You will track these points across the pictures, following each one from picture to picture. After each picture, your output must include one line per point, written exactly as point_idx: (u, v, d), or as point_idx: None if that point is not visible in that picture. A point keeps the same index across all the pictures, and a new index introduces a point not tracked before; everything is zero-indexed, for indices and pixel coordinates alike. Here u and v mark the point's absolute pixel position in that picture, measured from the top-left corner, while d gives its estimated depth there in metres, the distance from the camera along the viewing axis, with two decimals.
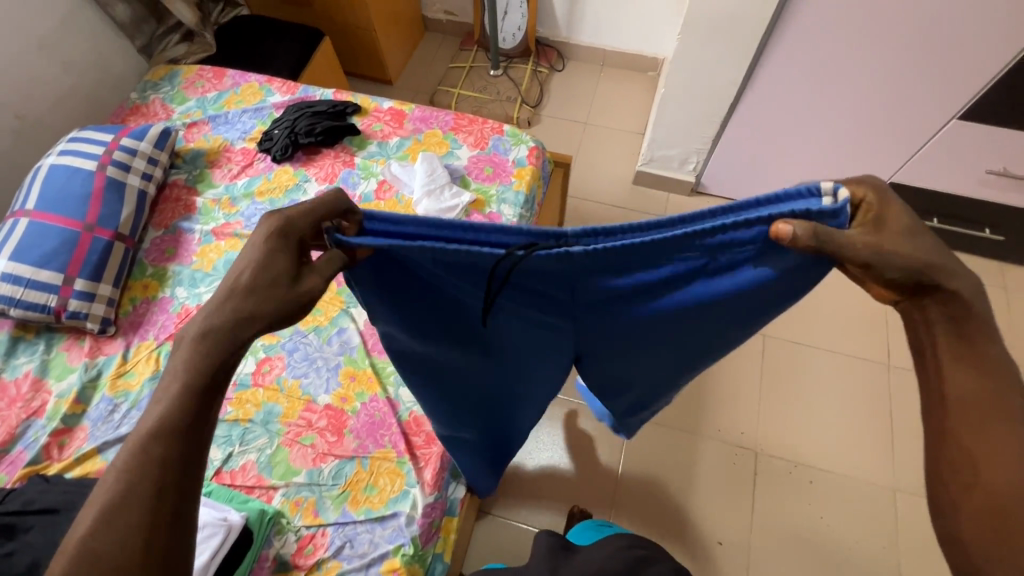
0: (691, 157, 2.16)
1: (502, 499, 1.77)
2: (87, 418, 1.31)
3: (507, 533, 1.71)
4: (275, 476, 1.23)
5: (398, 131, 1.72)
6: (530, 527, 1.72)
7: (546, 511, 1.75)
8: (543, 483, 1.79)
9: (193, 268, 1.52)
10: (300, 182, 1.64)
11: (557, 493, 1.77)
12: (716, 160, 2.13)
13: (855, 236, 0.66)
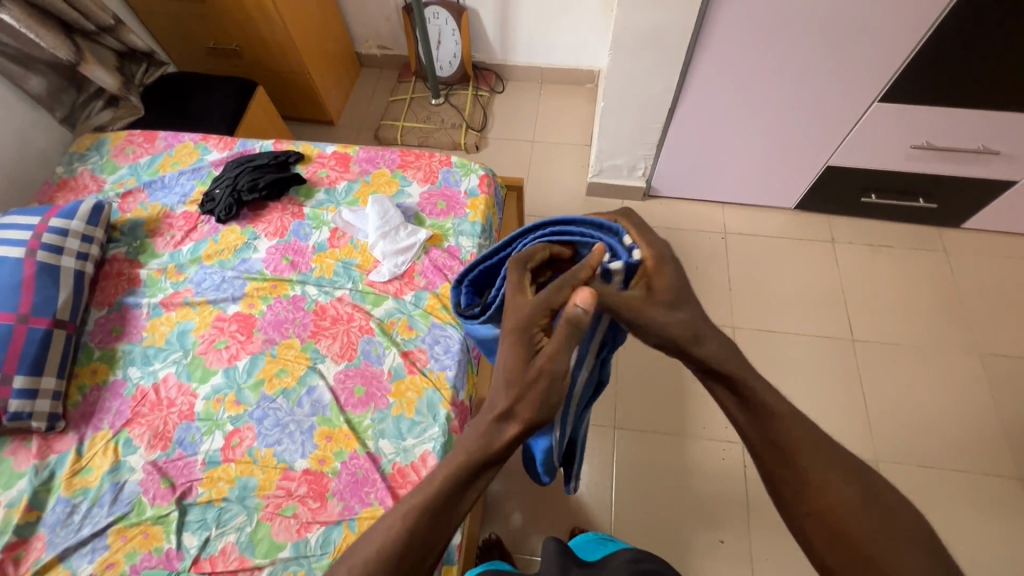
0: (638, 164, 2.21)
1: (502, 532, 1.72)
2: (43, 525, 1.21)
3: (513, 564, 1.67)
4: (258, 555, 1.16)
5: (345, 175, 1.69)
6: (535, 556, 1.68)
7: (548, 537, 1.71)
8: (541, 508, 1.75)
9: (144, 345, 1.44)
10: (249, 239, 1.58)
11: (556, 516, 1.73)
12: (663, 163, 2.19)
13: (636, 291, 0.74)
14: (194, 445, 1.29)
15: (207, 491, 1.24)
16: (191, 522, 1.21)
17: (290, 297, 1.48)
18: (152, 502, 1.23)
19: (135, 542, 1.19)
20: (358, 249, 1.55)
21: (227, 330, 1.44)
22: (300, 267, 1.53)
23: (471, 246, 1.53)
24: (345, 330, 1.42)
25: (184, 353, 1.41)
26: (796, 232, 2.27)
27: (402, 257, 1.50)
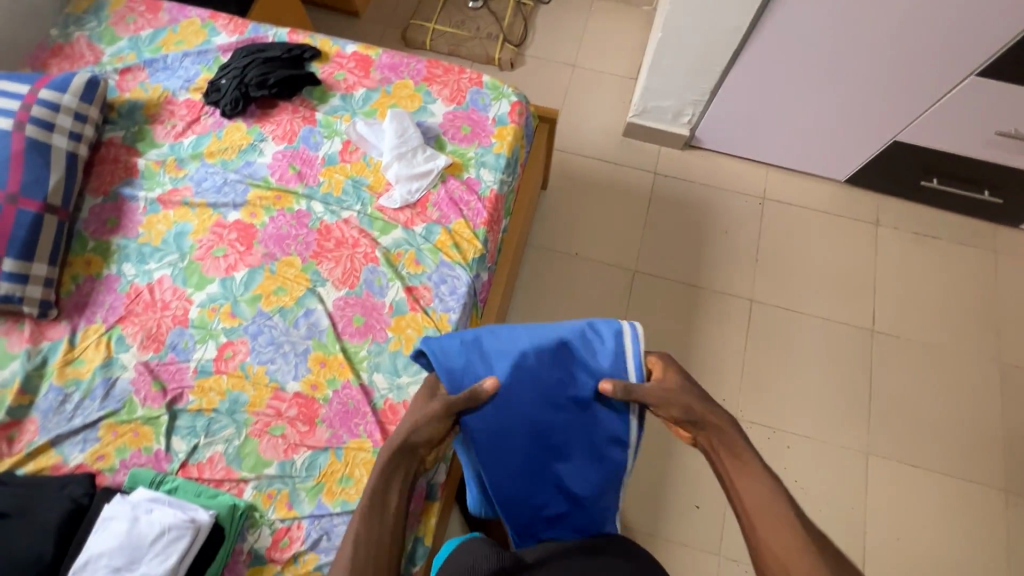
0: (686, 109, 2.01)
1: None
2: (36, 410, 1.22)
3: None
4: (245, 468, 1.18)
5: (364, 81, 1.53)
6: None
7: None
8: None
9: (140, 242, 1.37)
10: (255, 142, 1.46)
11: None
12: (714, 112, 1.98)
13: (652, 390, 0.96)
14: (187, 352, 1.27)
15: (198, 400, 1.23)
16: (181, 427, 1.21)
17: (294, 211, 1.39)
18: (143, 402, 1.23)
19: (125, 438, 1.20)
20: (372, 168, 1.42)
21: (226, 238, 1.36)
22: (307, 180, 1.42)
23: (493, 181, 1.41)
24: (349, 256, 1.34)
25: (181, 257, 1.35)
26: (841, 208, 2.11)
27: (417, 183, 1.39)
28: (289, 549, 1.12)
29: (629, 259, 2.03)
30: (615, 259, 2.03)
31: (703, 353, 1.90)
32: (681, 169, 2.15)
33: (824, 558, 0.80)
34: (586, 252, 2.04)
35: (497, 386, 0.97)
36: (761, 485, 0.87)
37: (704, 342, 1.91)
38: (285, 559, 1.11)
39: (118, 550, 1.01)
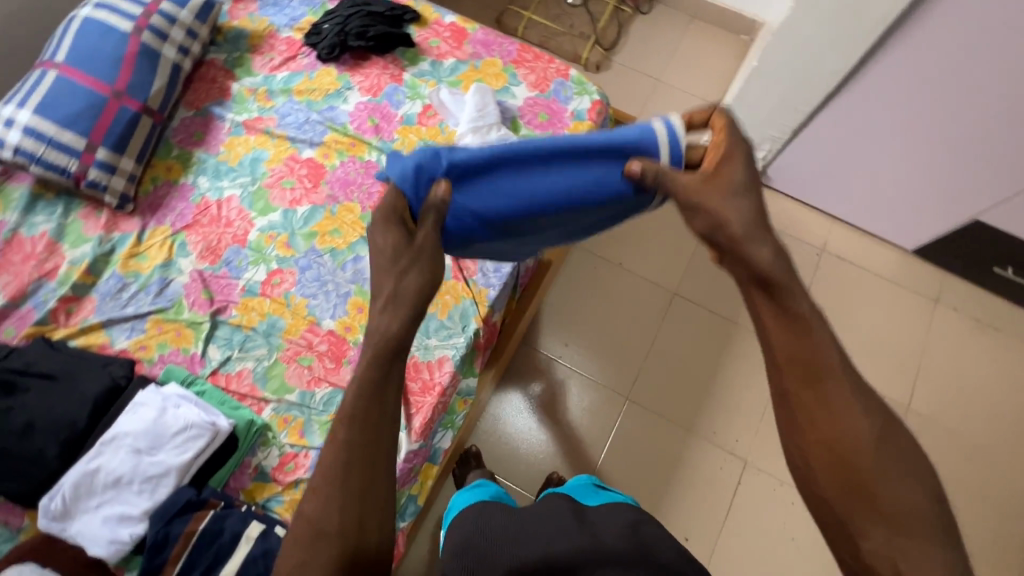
0: (762, 145, 1.96)
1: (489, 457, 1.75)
2: (96, 291, 1.31)
3: None
4: (268, 390, 1.23)
5: (456, 52, 1.57)
6: (516, 488, 1.71)
7: (531, 475, 1.73)
8: (532, 450, 1.76)
9: (218, 159, 1.44)
10: (342, 89, 1.52)
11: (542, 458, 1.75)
12: (793, 153, 1.93)
13: (687, 181, 0.76)
14: (240, 270, 1.33)
15: (240, 316, 1.29)
16: (219, 338, 1.27)
17: (363, 161, 1.44)
18: (190, 307, 1.30)
19: (168, 336, 1.27)
20: (445, 135, 1.46)
21: (297, 173, 1.42)
22: (382, 134, 1.47)
23: None
24: None
25: (252, 181, 1.42)
26: (901, 278, 2.03)
27: None
28: (292, 474, 1.16)
29: (671, 280, 2.01)
30: (658, 277, 2.01)
31: (725, 390, 1.86)
32: None
33: (887, 450, 0.66)
34: (630, 264, 2.03)
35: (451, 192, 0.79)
36: (807, 340, 0.68)
37: (729, 380, 1.88)
38: (287, 482, 1.16)
39: (144, 433, 1.07)
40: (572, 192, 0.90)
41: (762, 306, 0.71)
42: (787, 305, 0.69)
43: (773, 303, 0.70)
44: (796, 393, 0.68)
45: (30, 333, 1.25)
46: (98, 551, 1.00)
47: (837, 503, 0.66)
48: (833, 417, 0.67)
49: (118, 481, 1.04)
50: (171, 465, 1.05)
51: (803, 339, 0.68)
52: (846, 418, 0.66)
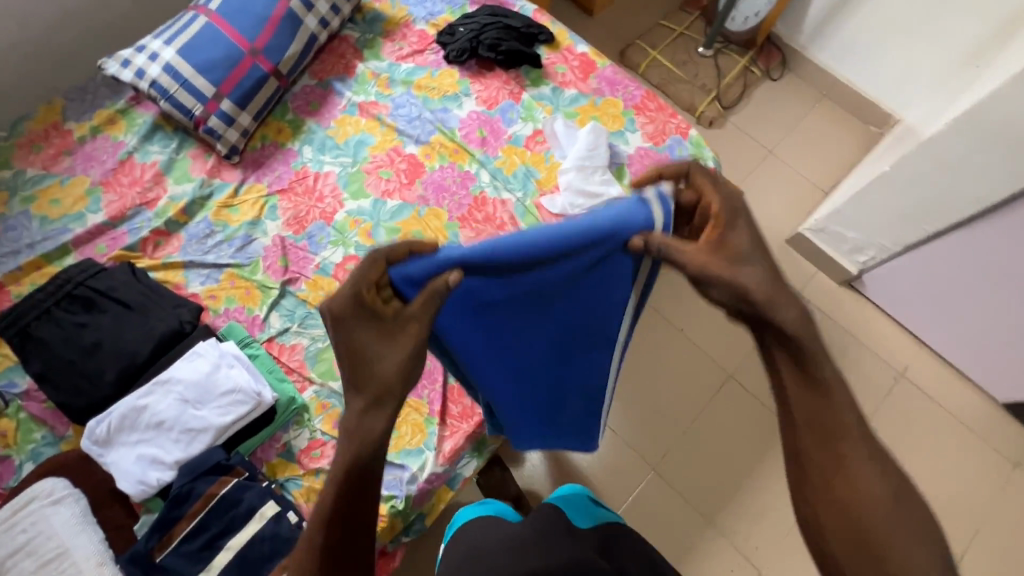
0: (867, 250, 1.85)
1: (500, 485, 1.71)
2: (185, 231, 1.36)
3: None
4: (315, 371, 1.24)
5: (579, 84, 1.53)
6: None
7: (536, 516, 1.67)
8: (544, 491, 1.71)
9: (326, 133, 1.47)
10: (460, 93, 1.52)
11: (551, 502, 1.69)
12: (900, 267, 1.79)
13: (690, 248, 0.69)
14: (318, 246, 1.35)
15: (308, 291, 1.31)
16: (282, 307, 1.30)
17: (461, 170, 1.43)
18: (265, 270, 1.33)
19: (238, 292, 1.31)
20: (548, 165, 1.43)
21: (396, 165, 1.43)
22: (487, 148, 1.46)
23: None
24: (489, 234, 1.36)
25: (352, 162, 1.44)
26: (982, 428, 1.85)
27: (583, 200, 1.37)
28: (316, 462, 1.17)
29: (730, 362, 1.91)
30: (717, 354, 1.92)
31: (758, 492, 1.75)
32: (829, 303, 1.99)
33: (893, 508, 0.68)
34: (690, 333, 1.95)
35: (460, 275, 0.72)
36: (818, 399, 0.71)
37: (765, 482, 1.77)
38: (309, 468, 1.17)
39: (194, 386, 1.10)
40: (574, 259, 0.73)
41: (782, 357, 0.72)
42: (808, 369, 0.71)
43: (795, 363, 0.72)
44: (808, 454, 0.72)
45: (118, 256, 1.31)
46: (125, 487, 1.03)
47: (852, 563, 0.68)
48: (849, 476, 0.70)
49: (161, 425, 1.07)
50: (211, 424, 1.08)
51: (816, 399, 0.71)
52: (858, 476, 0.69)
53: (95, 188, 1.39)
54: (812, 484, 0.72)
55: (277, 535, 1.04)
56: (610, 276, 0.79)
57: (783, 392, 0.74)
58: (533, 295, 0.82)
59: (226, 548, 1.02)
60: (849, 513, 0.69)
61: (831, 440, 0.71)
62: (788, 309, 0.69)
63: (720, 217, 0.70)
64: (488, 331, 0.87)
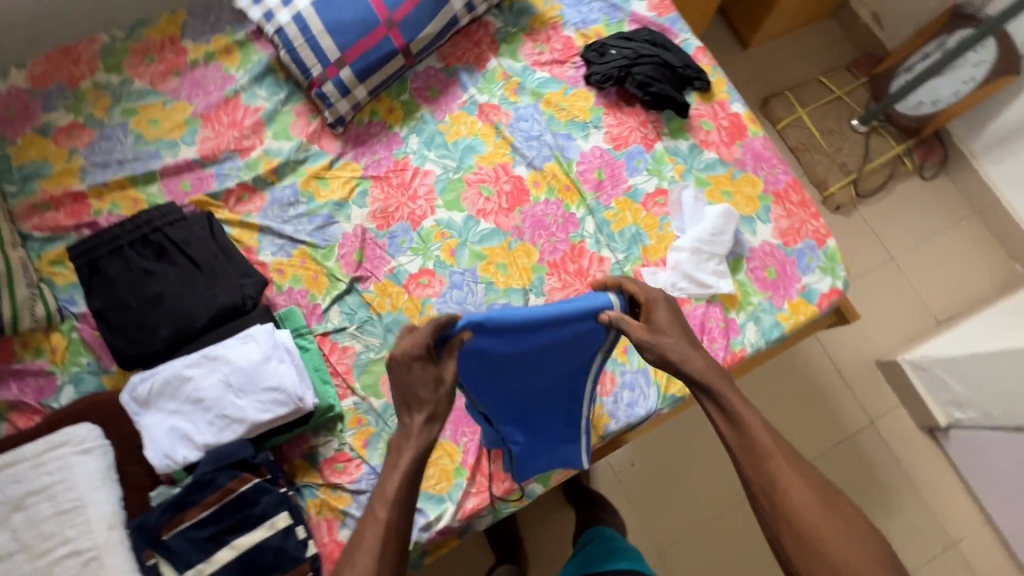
0: (966, 408, 1.67)
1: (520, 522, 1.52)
2: (270, 192, 1.30)
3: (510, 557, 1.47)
4: (361, 382, 1.19)
5: (722, 149, 1.36)
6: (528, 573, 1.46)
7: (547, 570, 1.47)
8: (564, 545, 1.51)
9: (438, 126, 1.36)
10: (590, 123, 1.37)
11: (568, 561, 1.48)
12: (990, 439, 1.65)
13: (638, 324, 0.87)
14: (398, 250, 1.27)
15: (374, 295, 1.24)
16: (345, 304, 1.23)
17: (566, 210, 1.31)
18: (338, 258, 1.26)
19: (305, 274, 1.25)
20: (661, 234, 1.29)
21: (500, 185, 1.32)
22: (600, 193, 1.32)
23: (751, 341, 1.23)
24: (576, 291, 1.25)
25: (457, 168, 1.33)
26: None
27: (688, 286, 1.24)
28: (337, 476, 1.14)
29: None
30: None
31: None
32: (899, 443, 1.82)
33: (826, 513, 0.85)
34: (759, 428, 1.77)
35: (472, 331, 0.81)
36: (754, 432, 0.88)
37: None
38: (329, 480, 1.14)
39: (241, 372, 1.06)
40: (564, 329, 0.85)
41: (711, 406, 0.90)
42: (728, 408, 0.89)
43: (725, 415, 0.89)
44: (758, 490, 0.87)
45: (200, 200, 1.27)
46: (150, 457, 1.01)
47: (804, 562, 0.83)
48: (786, 493, 0.85)
49: (200, 402, 1.04)
50: (247, 417, 1.04)
51: (745, 436, 0.88)
52: (810, 520, 0.84)
53: (194, 119, 1.33)
54: (769, 509, 0.86)
55: (282, 548, 1.01)
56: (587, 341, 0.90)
57: (724, 436, 0.90)
58: (532, 368, 0.92)
59: (230, 546, 1.00)
60: (797, 523, 0.84)
61: (770, 468, 0.87)
62: (697, 360, 0.89)
63: (648, 303, 0.89)
64: (490, 387, 0.95)
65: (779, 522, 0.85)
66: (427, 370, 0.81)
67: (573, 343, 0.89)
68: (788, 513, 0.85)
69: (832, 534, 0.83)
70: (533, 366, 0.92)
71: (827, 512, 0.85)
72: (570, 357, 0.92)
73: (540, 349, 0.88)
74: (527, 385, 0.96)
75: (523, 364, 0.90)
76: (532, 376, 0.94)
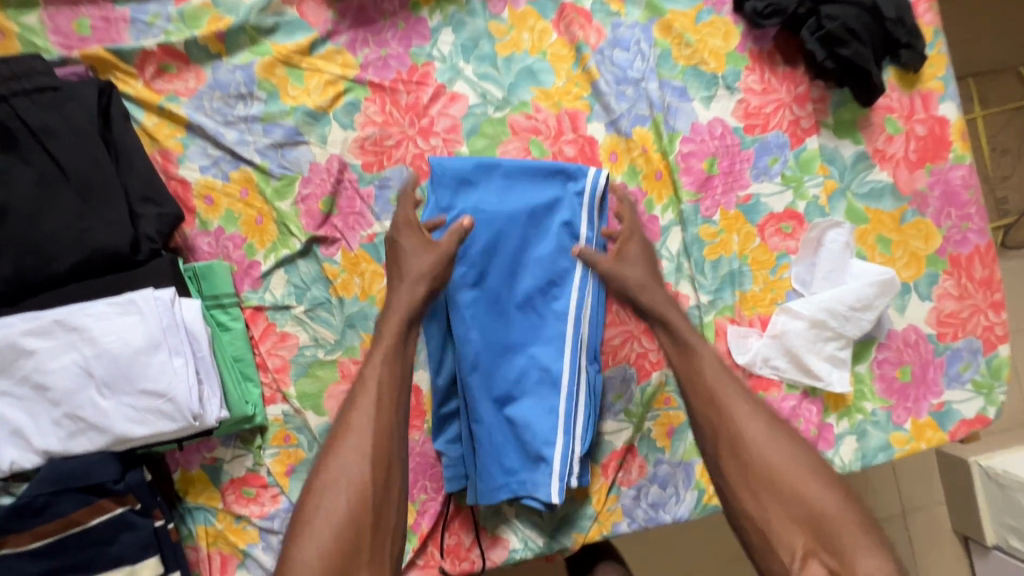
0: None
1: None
2: (212, 71, 0.84)
3: None
4: (296, 388, 0.84)
5: (901, 171, 0.89)
6: None
7: None
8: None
9: (489, 25, 0.87)
10: (720, 78, 0.88)
11: None
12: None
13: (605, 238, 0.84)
14: (386, 209, 0.85)
15: (340, 269, 0.84)
16: (296, 271, 0.85)
17: (646, 209, 0.88)
18: (296, 200, 0.85)
19: (245, 213, 0.84)
20: (771, 281, 0.87)
21: (560, 145, 0.87)
22: (703, 195, 0.87)
23: (845, 460, 0.87)
24: (626, 333, 0.86)
25: (501, 101, 0.86)
26: None
27: (786, 368, 0.85)
28: (244, 505, 0.84)
29: None
30: None
31: None
32: (925, 543, 1.55)
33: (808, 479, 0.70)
34: None
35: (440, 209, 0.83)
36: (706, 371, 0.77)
37: None
38: (231, 508, 0.84)
39: (110, 360, 0.70)
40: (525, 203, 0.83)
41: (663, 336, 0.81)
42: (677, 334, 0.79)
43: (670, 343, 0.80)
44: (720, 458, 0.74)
45: (100, 58, 0.81)
46: None
47: (781, 548, 0.68)
48: (751, 457, 0.72)
49: (43, 391, 0.70)
50: (110, 426, 0.70)
51: (710, 391, 0.76)
52: (770, 457, 0.71)
53: None
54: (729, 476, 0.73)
55: None
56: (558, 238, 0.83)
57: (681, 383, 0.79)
58: (510, 282, 0.83)
59: None
60: (766, 493, 0.70)
61: (735, 419, 0.74)
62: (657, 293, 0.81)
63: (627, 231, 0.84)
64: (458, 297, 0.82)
65: (728, 455, 0.73)
66: (411, 261, 0.79)
67: (551, 238, 0.83)
68: (735, 440, 0.73)
69: (783, 464, 0.71)
70: (512, 279, 0.83)
71: (774, 433, 0.73)
72: (551, 270, 0.83)
73: (514, 238, 0.83)
74: (507, 316, 0.83)
75: (497, 267, 0.83)
76: (507, 298, 0.83)
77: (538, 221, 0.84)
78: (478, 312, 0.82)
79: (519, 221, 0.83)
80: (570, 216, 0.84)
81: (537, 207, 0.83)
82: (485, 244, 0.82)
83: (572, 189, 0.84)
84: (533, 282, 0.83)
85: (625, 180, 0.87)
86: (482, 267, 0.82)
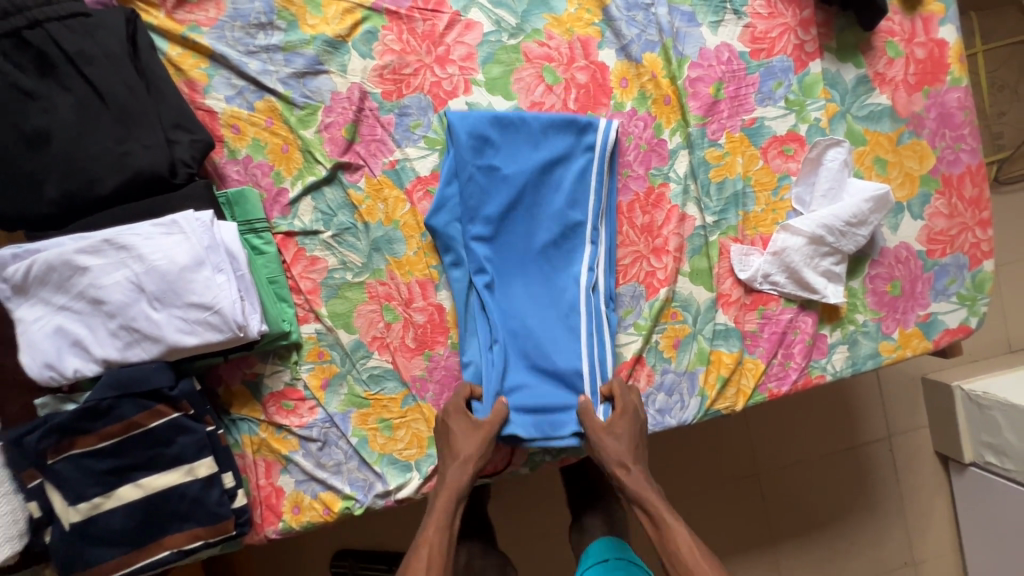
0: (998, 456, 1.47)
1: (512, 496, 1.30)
2: (231, 0, 0.86)
3: (508, 526, 1.30)
4: (327, 308, 0.90)
5: (900, 94, 0.93)
6: (518, 543, 1.30)
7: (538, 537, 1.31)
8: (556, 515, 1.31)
9: None
10: (728, 3, 0.90)
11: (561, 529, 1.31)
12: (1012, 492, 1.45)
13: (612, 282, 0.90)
14: (406, 137, 0.89)
15: (364, 195, 0.89)
16: (323, 199, 0.89)
17: (655, 133, 0.91)
18: (320, 128, 0.88)
19: (270, 141, 0.88)
20: (772, 202, 0.92)
21: (572, 71, 0.90)
22: (710, 119, 0.91)
23: (836, 368, 0.94)
24: (636, 254, 0.92)
25: (515, 28, 0.89)
26: None
27: (785, 283, 0.91)
28: (284, 416, 0.91)
29: (768, 460, 1.61)
30: (761, 447, 1.60)
31: None
32: (908, 464, 1.66)
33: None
34: (752, 432, 1.60)
35: (453, 168, 0.88)
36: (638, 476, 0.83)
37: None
38: (273, 419, 0.91)
39: (159, 275, 0.75)
40: (539, 160, 0.88)
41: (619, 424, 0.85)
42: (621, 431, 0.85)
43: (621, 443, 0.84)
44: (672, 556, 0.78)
45: None
46: (27, 362, 0.75)
47: None
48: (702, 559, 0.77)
49: (98, 304, 0.75)
50: (162, 337, 0.76)
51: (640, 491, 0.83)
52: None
53: None
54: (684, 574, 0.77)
55: (200, 501, 0.81)
56: (571, 188, 0.88)
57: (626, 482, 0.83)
58: (527, 237, 0.89)
59: (135, 484, 0.79)
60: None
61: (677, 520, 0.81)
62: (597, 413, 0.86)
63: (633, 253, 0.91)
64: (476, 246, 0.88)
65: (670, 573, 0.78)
66: (456, 445, 0.84)
67: (564, 189, 0.88)
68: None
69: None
70: (528, 233, 0.89)
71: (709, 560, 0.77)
72: (564, 222, 0.88)
73: (529, 193, 0.88)
74: (526, 265, 0.89)
75: (513, 222, 0.89)
76: (523, 250, 0.89)
77: (550, 176, 0.89)
78: (496, 263, 0.89)
79: (532, 176, 0.88)
80: (582, 169, 0.88)
81: (549, 162, 0.88)
82: (502, 199, 0.87)
83: (583, 142, 0.88)
84: (548, 234, 0.89)
85: (634, 104, 0.90)
86: (497, 224, 0.88)
